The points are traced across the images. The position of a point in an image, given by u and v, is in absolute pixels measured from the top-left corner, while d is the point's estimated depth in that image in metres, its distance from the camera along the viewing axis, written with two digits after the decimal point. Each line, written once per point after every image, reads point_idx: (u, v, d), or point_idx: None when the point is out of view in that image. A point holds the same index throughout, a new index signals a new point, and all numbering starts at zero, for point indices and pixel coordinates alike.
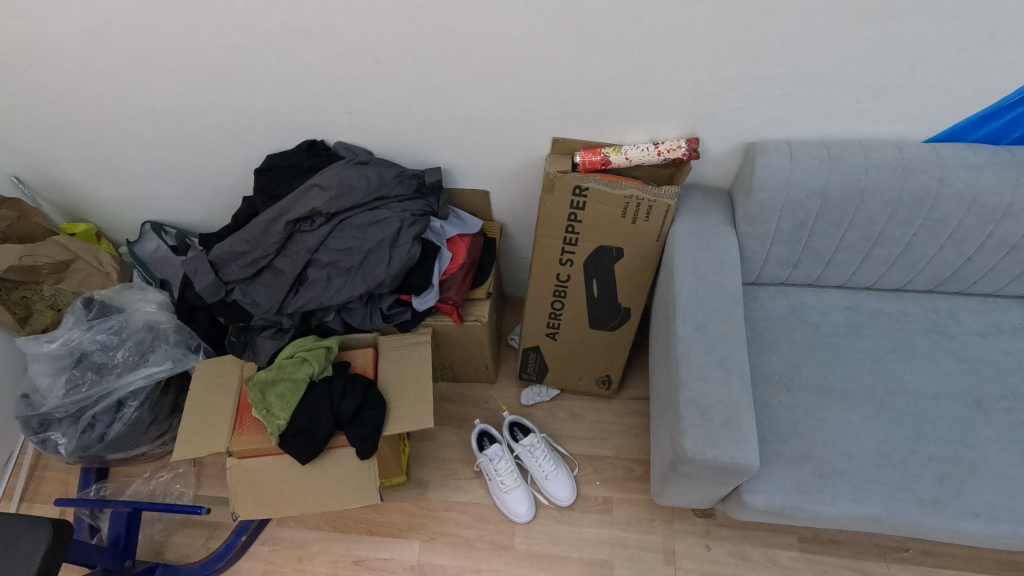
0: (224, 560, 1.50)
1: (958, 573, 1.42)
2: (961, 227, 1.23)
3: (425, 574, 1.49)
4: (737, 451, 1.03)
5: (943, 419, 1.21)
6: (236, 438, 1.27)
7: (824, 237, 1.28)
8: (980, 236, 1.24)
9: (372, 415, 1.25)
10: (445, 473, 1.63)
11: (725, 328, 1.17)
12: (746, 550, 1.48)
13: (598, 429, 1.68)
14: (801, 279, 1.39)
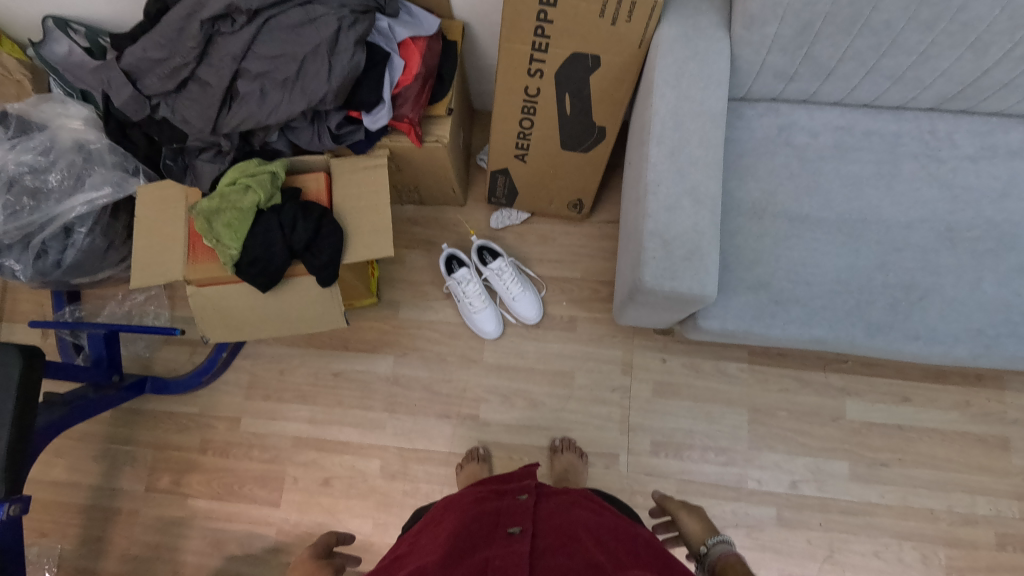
0: (211, 372, 1.60)
1: (887, 380, 1.56)
2: (987, 33, 1.06)
3: (400, 384, 1.61)
4: (696, 282, 1.02)
5: (910, 246, 1.20)
6: (191, 266, 1.23)
7: (831, 44, 1.11)
8: (1005, 44, 1.08)
9: (329, 244, 1.21)
10: (416, 295, 1.66)
11: (701, 153, 1.07)
12: (698, 362, 1.59)
13: (568, 252, 1.67)
14: (796, 93, 1.25)
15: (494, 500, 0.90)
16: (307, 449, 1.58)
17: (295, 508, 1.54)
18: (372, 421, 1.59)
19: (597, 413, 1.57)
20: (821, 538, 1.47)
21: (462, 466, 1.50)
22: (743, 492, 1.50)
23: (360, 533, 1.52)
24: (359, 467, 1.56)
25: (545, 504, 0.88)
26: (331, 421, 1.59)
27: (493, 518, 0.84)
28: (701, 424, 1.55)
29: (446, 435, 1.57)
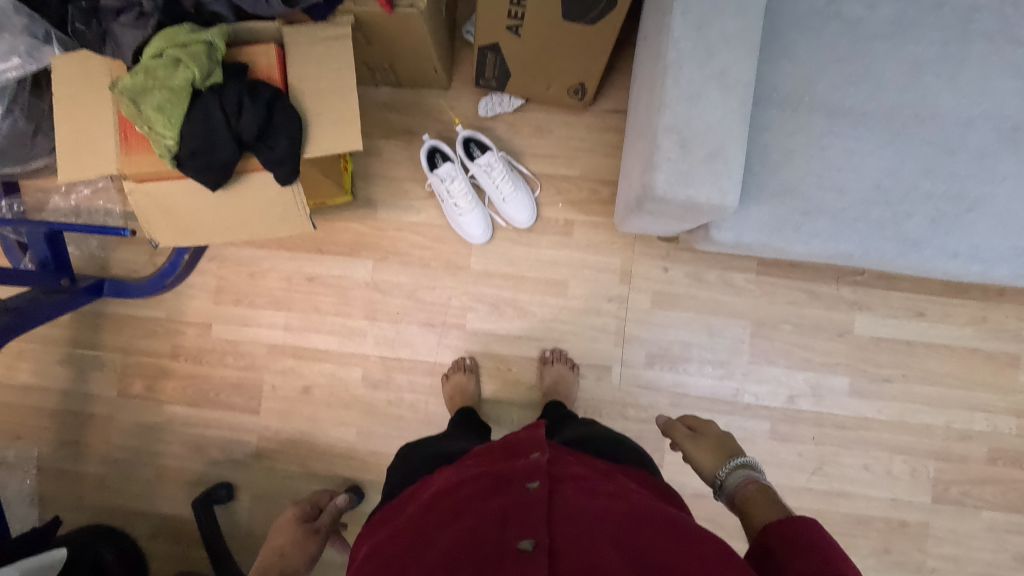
0: (172, 278, 1.46)
1: (903, 295, 1.45)
2: None
3: (380, 291, 1.49)
4: (716, 190, 0.87)
5: (965, 150, 1.02)
6: (128, 159, 1.04)
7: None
8: None
9: (283, 131, 1.02)
10: (395, 193, 1.49)
11: (737, 27, 0.86)
12: (703, 272, 1.47)
13: (566, 147, 1.48)
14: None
15: (494, 498, 0.67)
16: (285, 357, 1.50)
17: (275, 415, 1.49)
18: (352, 329, 1.49)
19: (592, 324, 1.47)
20: (812, 451, 1.45)
21: (449, 375, 1.44)
22: (739, 406, 1.46)
23: (344, 440, 1.49)
24: (340, 376, 1.49)
25: (559, 493, 0.67)
26: (308, 329, 1.50)
27: (497, 524, 0.63)
28: (700, 337, 1.46)
29: (431, 345, 1.48)
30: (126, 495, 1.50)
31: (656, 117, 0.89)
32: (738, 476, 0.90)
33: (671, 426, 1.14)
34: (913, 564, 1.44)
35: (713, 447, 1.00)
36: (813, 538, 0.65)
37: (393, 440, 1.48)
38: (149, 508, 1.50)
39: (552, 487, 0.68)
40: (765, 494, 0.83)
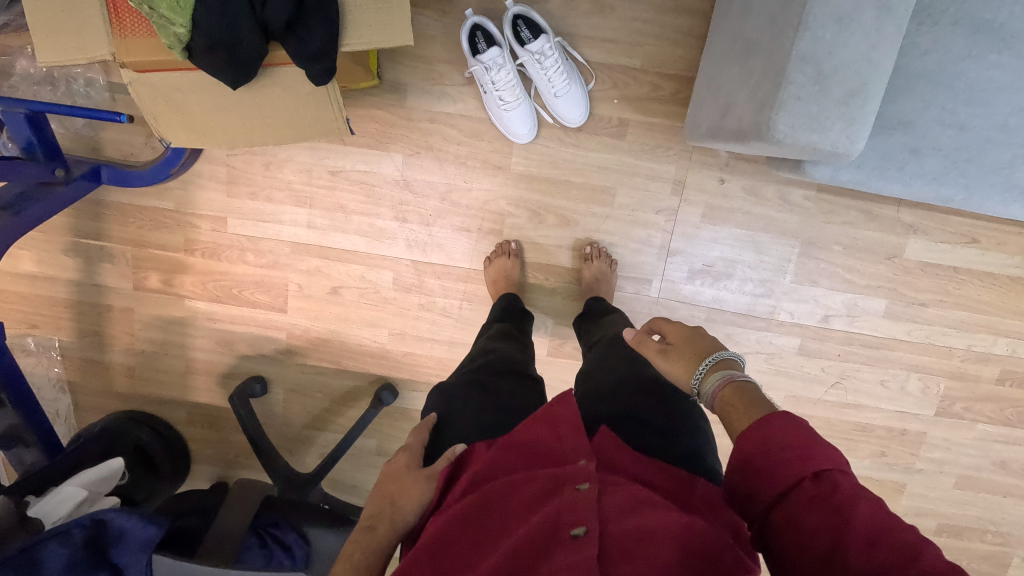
0: (178, 165, 1.31)
1: (962, 220, 1.39)
2: None
3: (411, 190, 1.36)
4: (844, 137, 0.75)
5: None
6: (123, 43, 0.85)
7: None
8: None
9: (315, 15, 0.82)
10: (428, 77, 1.30)
11: None
12: (760, 186, 1.36)
13: (628, 31, 1.27)
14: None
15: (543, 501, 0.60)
16: (309, 257, 1.41)
17: (304, 315, 1.46)
18: (381, 230, 1.39)
19: (636, 236, 1.40)
20: (835, 366, 1.49)
21: (492, 260, 1.38)
22: (773, 323, 1.46)
23: (375, 341, 1.47)
24: (370, 278, 1.43)
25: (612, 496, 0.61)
26: (333, 228, 1.39)
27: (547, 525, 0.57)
28: (747, 254, 1.41)
29: (466, 252, 1.41)
30: (157, 386, 1.51)
31: (788, 42, 0.73)
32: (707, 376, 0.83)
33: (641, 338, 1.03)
34: (904, 464, 1.57)
35: (686, 354, 0.89)
36: (787, 426, 0.63)
37: (426, 342, 1.47)
38: (183, 397, 1.52)
39: (601, 492, 0.62)
40: (744, 392, 0.78)
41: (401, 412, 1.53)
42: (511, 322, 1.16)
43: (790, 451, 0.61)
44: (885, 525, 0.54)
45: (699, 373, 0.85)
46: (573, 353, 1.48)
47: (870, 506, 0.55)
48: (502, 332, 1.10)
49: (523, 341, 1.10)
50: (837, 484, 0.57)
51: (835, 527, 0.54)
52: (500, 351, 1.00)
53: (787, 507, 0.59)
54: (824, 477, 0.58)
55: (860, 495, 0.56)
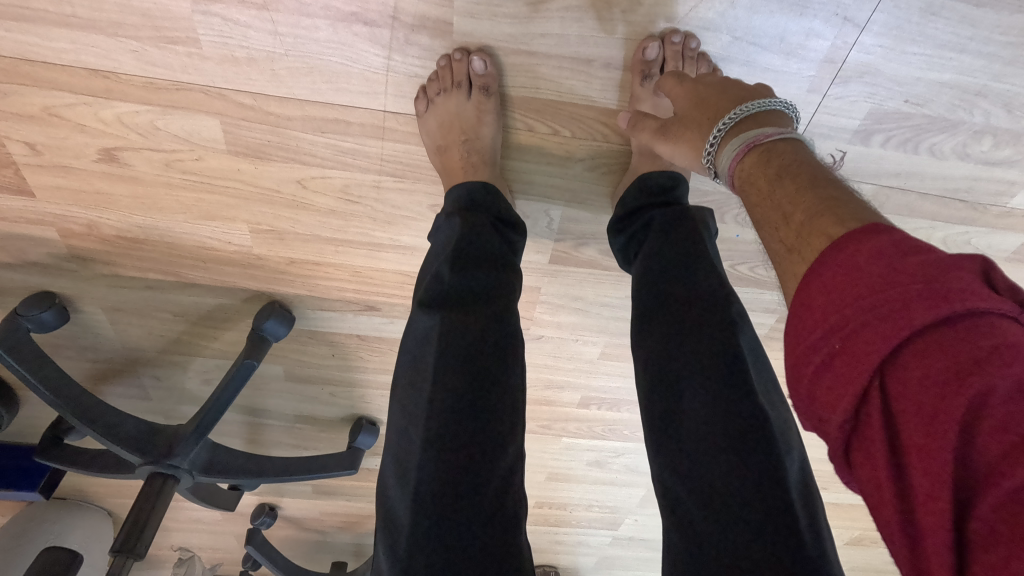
0: None
1: None
2: None
3: None
4: None
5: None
6: None
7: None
8: None
9: None
10: None
11: None
12: None
13: None
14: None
15: None
16: (17, 85, 0.62)
17: (72, 201, 0.74)
18: (156, 19, 0.58)
19: (770, 34, 0.59)
20: None
21: (431, 102, 0.64)
22: (988, 214, 0.75)
23: (228, 241, 0.79)
24: (174, 131, 0.66)
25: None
26: (40, 16, 0.57)
27: None
28: (1015, 78, 0.62)
29: (373, 73, 0.62)
30: None
31: None
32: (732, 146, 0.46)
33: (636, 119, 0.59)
34: None
35: (691, 122, 0.52)
36: (833, 275, 0.32)
37: (320, 242, 0.79)
38: None
39: None
40: (777, 162, 0.42)
41: (307, 335, 0.94)
42: (468, 361, 0.52)
43: (838, 338, 0.30)
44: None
45: (710, 143, 0.48)
46: (595, 259, 0.81)
47: (1007, 390, 0.26)
48: (442, 431, 0.49)
49: (496, 432, 0.50)
50: (938, 367, 0.27)
51: (939, 467, 0.26)
52: (438, 563, 0.44)
53: (864, 453, 0.30)
54: (927, 346, 0.28)
55: (991, 366, 0.26)
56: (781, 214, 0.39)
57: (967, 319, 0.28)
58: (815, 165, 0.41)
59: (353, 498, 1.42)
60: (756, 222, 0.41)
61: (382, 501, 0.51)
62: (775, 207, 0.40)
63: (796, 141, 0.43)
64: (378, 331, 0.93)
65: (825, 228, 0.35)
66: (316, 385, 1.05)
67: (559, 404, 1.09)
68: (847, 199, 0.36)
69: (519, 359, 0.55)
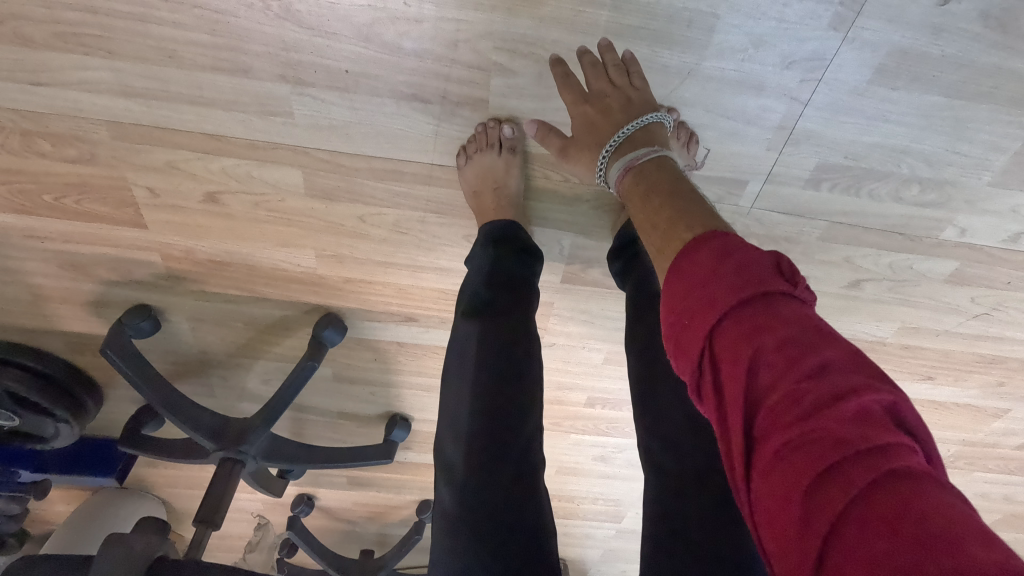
0: None
1: None
2: None
3: (304, 26, 0.70)
4: None
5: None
6: None
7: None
8: None
9: None
10: None
11: None
12: (1016, 10, 0.68)
13: None
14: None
15: None
16: (149, 145, 0.80)
17: (177, 232, 0.91)
18: (263, 99, 0.75)
19: (736, 109, 0.76)
20: (991, 296, 0.99)
21: (469, 157, 0.80)
22: (924, 244, 0.91)
23: (298, 264, 0.96)
24: (266, 178, 0.84)
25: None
26: (175, 97, 0.75)
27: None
28: (931, 141, 0.78)
29: (425, 136, 0.79)
30: (6, 314, 1.06)
31: None
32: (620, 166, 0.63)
33: (545, 134, 0.74)
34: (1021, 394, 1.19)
35: (586, 143, 0.69)
36: (689, 266, 0.45)
37: (372, 264, 0.96)
38: (51, 326, 1.09)
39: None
40: (648, 182, 0.58)
41: (355, 342, 1.11)
42: (504, 358, 0.69)
43: (689, 311, 0.43)
44: (801, 357, 0.37)
45: (601, 164, 0.66)
46: (599, 279, 0.98)
47: (782, 337, 0.38)
48: (487, 408, 0.66)
49: (522, 399, 0.68)
50: (743, 326, 0.40)
51: (740, 390, 0.38)
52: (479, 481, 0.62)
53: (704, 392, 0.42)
54: (738, 311, 0.41)
55: (773, 326, 0.39)
56: (651, 224, 0.54)
57: (766, 297, 0.41)
58: (676, 179, 0.56)
59: (382, 489, 1.58)
60: (637, 226, 0.56)
61: (440, 457, 0.67)
62: (652, 217, 0.54)
63: (662, 160, 0.59)
64: (415, 339, 1.10)
65: (681, 236, 0.49)
66: (359, 385, 1.22)
67: (568, 403, 1.25)
68: (698, 212, 0.51)
69: (538, 349, 0.73)
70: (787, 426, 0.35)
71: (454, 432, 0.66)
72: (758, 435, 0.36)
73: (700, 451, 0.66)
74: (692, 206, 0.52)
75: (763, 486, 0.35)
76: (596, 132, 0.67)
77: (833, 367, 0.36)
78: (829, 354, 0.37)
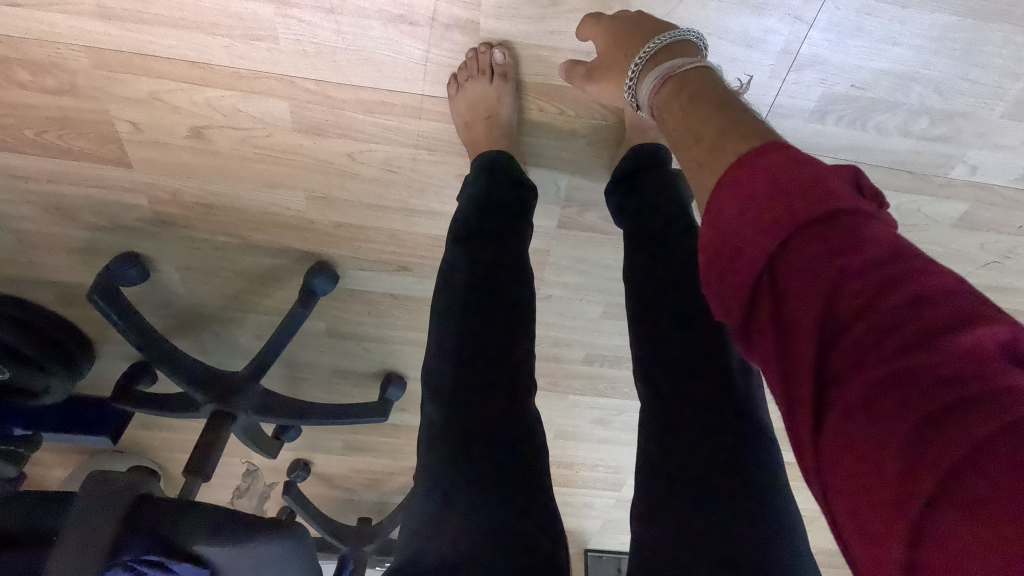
0: None
1: None
2: None
3: None
4: None
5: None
6: None
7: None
8: None
9: None
10: None
11: None
12: None
13: None
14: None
15: None
16: (129, 73, 0.78)
17: (162, 171, 0.89)
18: (245, 21, 0.73)
19: (737, 31, 0.72)
20: (1002, 242, 0.96)
21: (460, 86, 0.77)
22: (933, 183, 0.88)
23: (287, 207, 0.94)
24: (252, 112, 0.81)
25: None
26: (153, 18, 0.73)
27: None
28: (941, 66, 0.75)
29: (415, 63, 0.76)
30: None
31: None
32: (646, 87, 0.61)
33: (570, 68, 0.73)
34: None
35: (610, 64, 0.67)
36: (746, 187, 0.42)
37: (365, 209, 0.94)
38: (39, 275, 1.07)
39: None
40: (689, 92, 0.55)
41: (348, 293, 1.09)
42: (492, 282, 0.67)
43: (745, 237, 0.41)
44: (891, 288, 0.35)
45: (631, 76, 0.63)
46: (597, 224, 0.95)
47: (859, 267, 0.36)
48: (473, 324, 0.64)
49: (509, 319, 0.65)
50: (815, 254, 0.38)
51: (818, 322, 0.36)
52: (461, 400, 0.60)
53: (766, 324, 0.39)
54: (809, 238, 0.38)
55: (852, 253, 0.37)
56: (694, 135, 0.51)
57: (839, 220, 0.38)
58: (723, 91, 0.54)
59: (380, 454, 1.57)
60: (673, 143, 0.54)
61: (423, 370, 0.65)
62: (692, 128, 0.52)
63: (707, 71, 0.57)
64: (409, 290, 1.07)
65: (732, 143, 0.47)
66: (353, 341, 1.20)
67: (566, 361, 1.23)
68: (748, 121, 0.48)
69: (527, 276, 0.70)
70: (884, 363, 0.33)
71: (438, 355, 0.64)
72: (844, 371, 0.34)
73: (697, 370, 0.63)
74: (738, 118, 0.49)
75: (851, 422, 0.33)
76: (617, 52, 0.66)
77: (924, 295, 0.34)
78: (915, 284, 0.35)
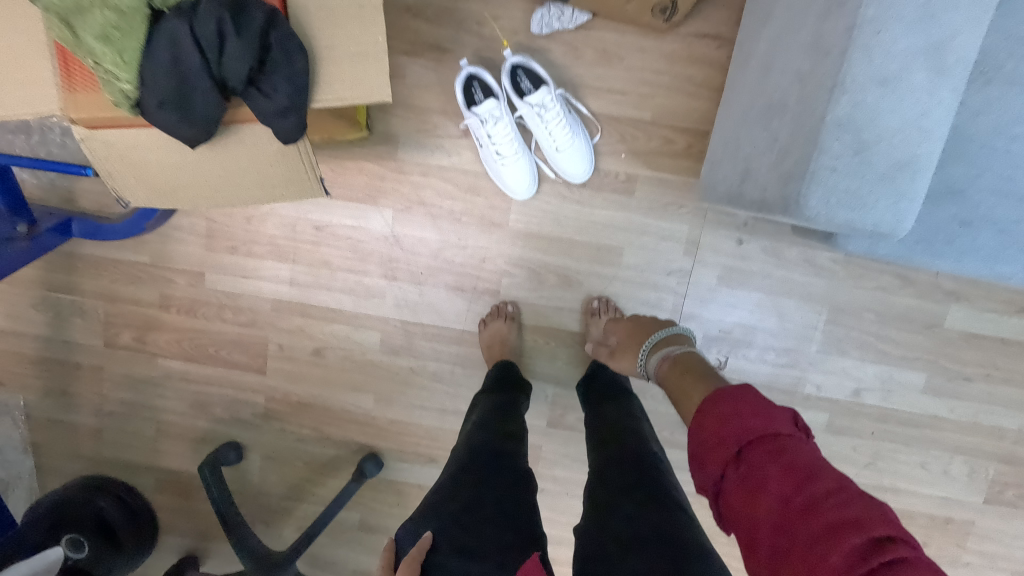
0: (153, 219, 1.23)
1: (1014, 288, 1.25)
2: None
3: (401, 247, 1.27)
4: (892, 214, 0.64)
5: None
6: (70, 98, 0.77)
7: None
8: None
9: (281, 70, 0.74)
10: (420, 127, 1.21)
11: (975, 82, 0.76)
12: (783, 247, 1.24)
13: (637, 81, 1.17)
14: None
15: None
16: (291, 315, 1.31)
17: (285, 378, 1.35)
18: (368, 289, 1.29)
19: (645, 300, 1.27)
20: (868, 446, 1.33)
21: (487, 324, 1.27)
22: (797, 396, 1.32)
23: (360, 407, 1.36)
24: (356, 339, 1.32)
25: None
26: (316, 285, 1.29)
27: None
28: (768, 321, 1.28)
29: (460, 313, 1.30)
30: (126, 449, 1.40)
31: (820, 103, 0.62)
32: (654, 361, 0.95)
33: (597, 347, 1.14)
34: (949, 556, 1.37)
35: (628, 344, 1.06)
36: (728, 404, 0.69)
37: (414, 409, 1.35)
38: (153, 462, 1.40)
39: None
40: (684, 363, 0.88)
41: (386, 483, 1.40)
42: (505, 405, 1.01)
43: (728, 437, 0.66)
44: (818, 475, 0.58)
45: (643, 355, 0.98)
46: (575, 424, 1.35)
47: (799, 463, 0.60)
48: (491, 418, 0.97)
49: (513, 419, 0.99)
50: (772, 449, 0.62)
51: (772, 491, 0.59)
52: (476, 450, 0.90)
53: (742, 491, 0.62)
54: (765, 440, 0.64)
55: (793, 453, 0.61)
56: (688, 394, 0.82)
57: (786, 434, 0.64)
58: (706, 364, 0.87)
59: None
60: (676, 395, 0.84)
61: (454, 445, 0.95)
62: (688, 384, 0.83)
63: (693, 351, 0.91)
64: (434, 482, 1.39)
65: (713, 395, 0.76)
66: (379, 535, 1.43)
67: (559, 563, 1.42)
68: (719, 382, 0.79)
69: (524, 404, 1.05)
70: (813, 520, 0.55)
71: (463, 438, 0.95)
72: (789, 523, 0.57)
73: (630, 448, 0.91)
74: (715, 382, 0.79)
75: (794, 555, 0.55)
76: (631, 331, 1.07)
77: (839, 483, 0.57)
78: (833, 477, 0.58)
